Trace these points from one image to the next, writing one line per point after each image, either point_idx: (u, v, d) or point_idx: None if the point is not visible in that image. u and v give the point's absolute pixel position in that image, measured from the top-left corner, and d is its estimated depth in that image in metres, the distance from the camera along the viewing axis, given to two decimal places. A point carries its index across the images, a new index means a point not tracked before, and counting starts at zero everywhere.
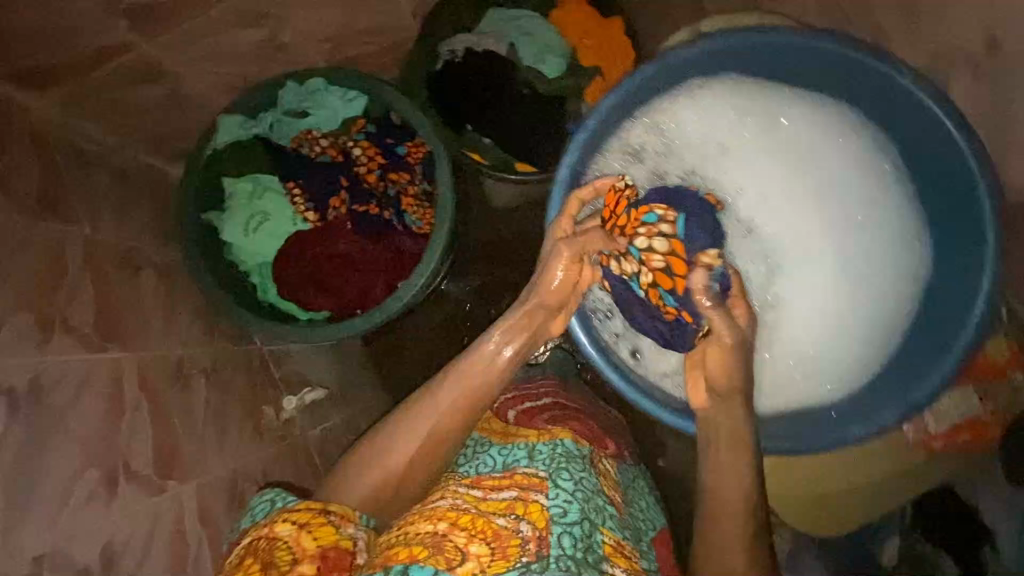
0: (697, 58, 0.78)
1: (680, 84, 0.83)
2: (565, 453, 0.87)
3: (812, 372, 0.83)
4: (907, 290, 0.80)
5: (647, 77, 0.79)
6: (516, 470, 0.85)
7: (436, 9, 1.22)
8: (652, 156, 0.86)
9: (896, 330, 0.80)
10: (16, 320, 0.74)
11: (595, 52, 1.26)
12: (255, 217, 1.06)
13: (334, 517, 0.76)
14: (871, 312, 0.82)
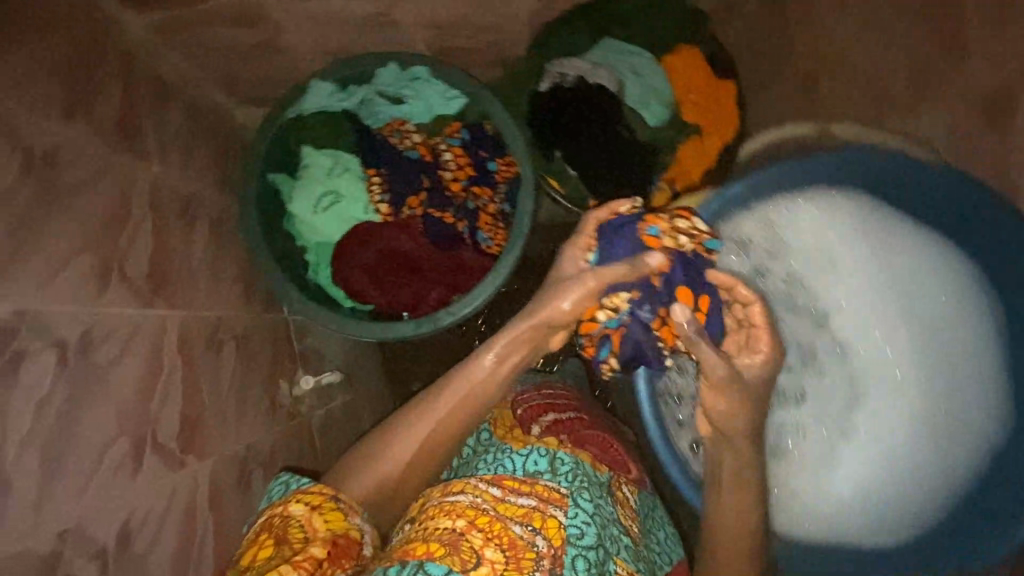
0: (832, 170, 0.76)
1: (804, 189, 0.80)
2: (586, 475, 0.86)
3: (849, 506, 0.84)
4: (968, 455, 0.79)
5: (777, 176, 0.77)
6: (538, 479, 0.83)
7: (556, 28, 1.19)
8: (756, 252, 0.84)
9: (947, 491, 0.79)
10: (78, 263, 0.68)
11: (701, 111, 1.23)
12: (327, 197, 1.03)
13: (343, 503, 0.75)
14: (923, 462, 0.82)
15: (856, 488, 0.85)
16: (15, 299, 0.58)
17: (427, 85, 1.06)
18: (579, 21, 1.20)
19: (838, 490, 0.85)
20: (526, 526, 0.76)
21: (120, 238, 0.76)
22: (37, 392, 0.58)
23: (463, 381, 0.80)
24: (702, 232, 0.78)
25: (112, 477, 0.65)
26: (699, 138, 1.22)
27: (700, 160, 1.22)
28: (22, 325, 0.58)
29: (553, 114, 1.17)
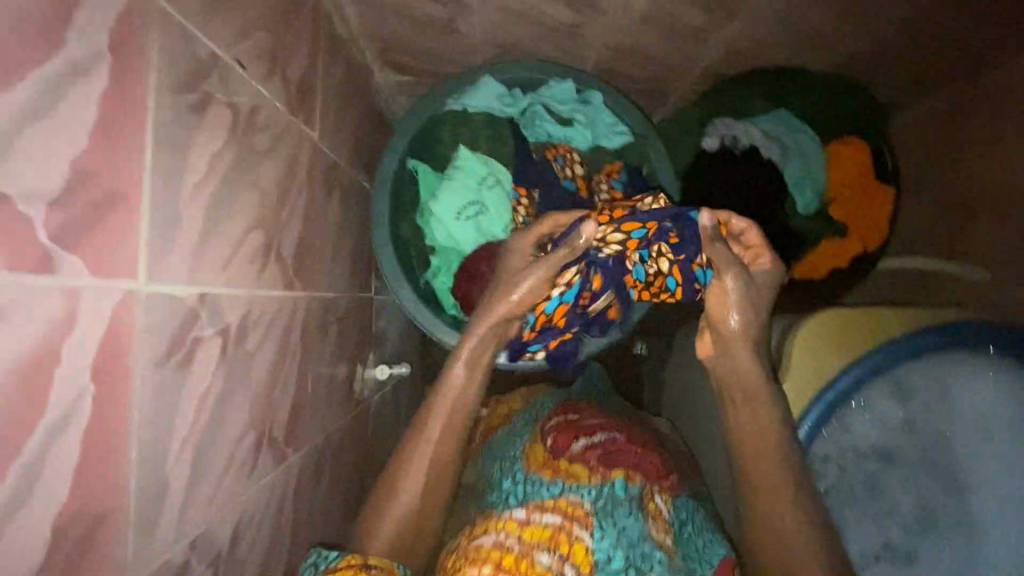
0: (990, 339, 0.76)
1: (967, 351, 0.77)
2: (611, 496, 0.80)
3: None
4: None
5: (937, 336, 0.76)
6: (561, 496, 0.79)
7: (733, 86, 1.14)
8: (917, 404, 0.78)
9: None
10: (253, 238, 0.63)
11: (851, 209, 1.17)
12: (470, 207, 0.99)
13: (374, 571, 0.67)
14: None
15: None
16: (203, 281, 0.52)
17: (597, 111, 1.01)
18: (760, 84, 1.14)
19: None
20: (552, 551, 0.72)
21: (282, 210, 0.71)
22: (201, 386, 0.53)
23: (450, 392, 0.83)
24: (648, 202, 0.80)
25: (235, 474, 0.61)
26: (839, 238, 1.17)
27: (831, 261, 1.17)
28: (202, 310, 0.52)
29: (708, 175, 1.11)
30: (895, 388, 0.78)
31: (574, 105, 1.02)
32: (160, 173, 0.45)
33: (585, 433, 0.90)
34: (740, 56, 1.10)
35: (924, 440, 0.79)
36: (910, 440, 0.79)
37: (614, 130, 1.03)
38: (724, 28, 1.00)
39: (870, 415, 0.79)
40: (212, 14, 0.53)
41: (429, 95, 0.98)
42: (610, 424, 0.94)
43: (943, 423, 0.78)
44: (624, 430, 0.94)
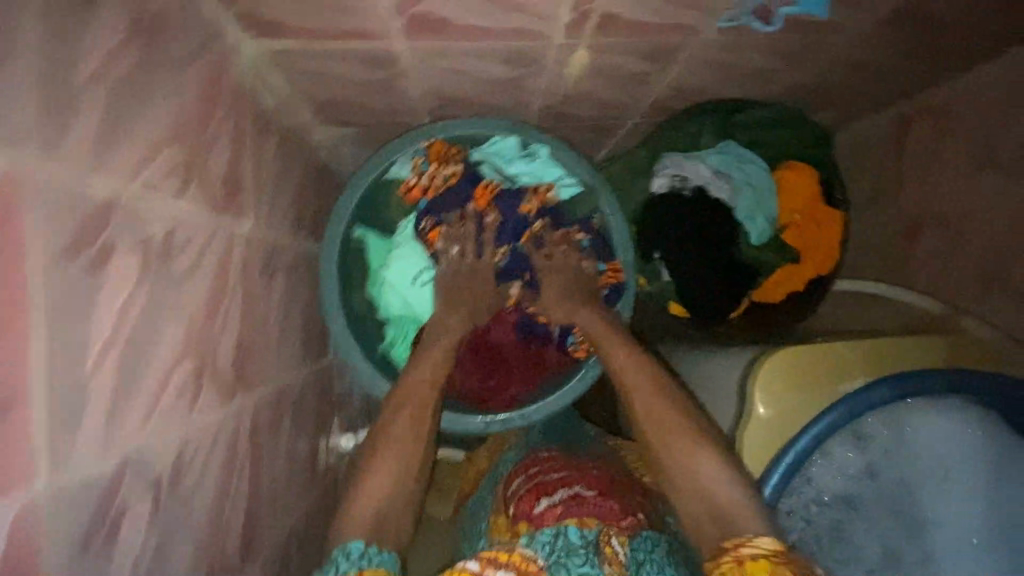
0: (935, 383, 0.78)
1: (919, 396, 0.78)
2: (564, 546, 0.78)
3: None
4: None
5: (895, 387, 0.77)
6: (516, 549, 0.78)
7: (680, 121, 1.13)
8: (875, 451, 0.80)
9: None
10: (182, 371, 0.59)
11: (802, 235, 1.18)
12: (426, 270, 1.01)
13: None
14: None
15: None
16: (124, 443, 0.49)
17: (546, 166, 1.01)
18: (708, 117, 1.13)
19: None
20: None
21: (216, 324, 0.66)
22: (130, 555, 0.50)
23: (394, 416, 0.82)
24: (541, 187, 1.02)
25: None
26: (795, 263, 1.19)
27: (789, 287, 1.19)
28: (126, 476, 0.49)
29: (660, 217, 1.12)
30: (853, 436, 0.79)
31: (522, 161, 1.00)
32: (56, 361, 0.41)
33: (544, 483, 0.92)
34: (688, 91, 1.09)
35: (890, 489, 0.79)
36: (876, 486, 0.80)
37: (564, 182, 1.02)
38: (669, 71, 0.98)
39: (835, 465, 0.80)
40: (108, 156, 0.49)
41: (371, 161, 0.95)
42: (572, 473, 0.93)
43: (906, 468, 0.79)
44: (587, 477, 0.93)
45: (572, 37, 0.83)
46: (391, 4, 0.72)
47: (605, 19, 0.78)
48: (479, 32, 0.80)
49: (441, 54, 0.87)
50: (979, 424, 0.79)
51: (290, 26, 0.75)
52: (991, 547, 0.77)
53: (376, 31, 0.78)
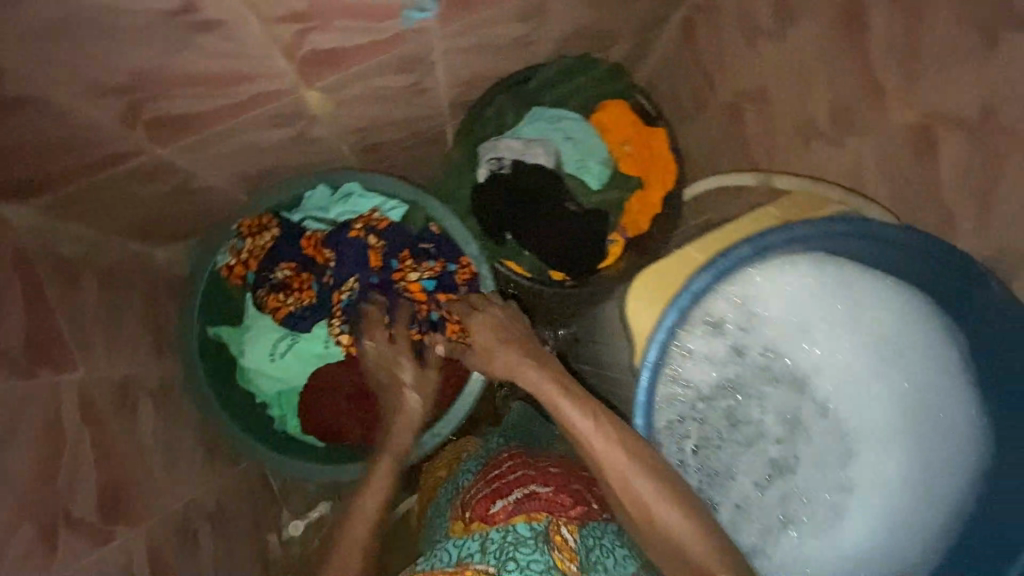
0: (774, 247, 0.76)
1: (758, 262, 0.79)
2: (513, 539, 0.85)
3: (857, 553, 0.82)
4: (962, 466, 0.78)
5: (738, 259, 0.75)
6: (469, 565, 0.84)
7: (479, 106, 1.16)
8: (731, 328, 0.82)
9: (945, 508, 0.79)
10: (16, 542, 0.61)
11: (637, 162, 1.23)
12: (283, 339, 0.93)
13: None
14: (933, 488, 0.80)
15: (865, 559, 0.81)
16: None
17: (361, 199, 1.00)
18: (505, 94, 1.17)
19: (843, 555, 0.82)
20: None
21: (55, 484, 0.68)
22: None
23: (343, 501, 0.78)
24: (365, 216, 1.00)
25: None
26: (642, 189, 1.23)
27: (649, 212, 1.22)
28: None
29: (497, 201, 1.13)
30: (708, 323, 0.81)
31: (338, 203, 0.99)
32: None
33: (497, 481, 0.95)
34: (474, 80, 1.13)
35: (757, 357, 0.83)
36: (746, 359, 0.83)
37: (388, 205, 1.02)
38: (436, 72, 1.02)
39: (700, 356, 0.82)
40: None
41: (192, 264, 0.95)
42: (524, 471, 0.96)
43: (764, 330, 0.83)
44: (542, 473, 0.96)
45: (316, 80, 0.86)
46: (117, 125, 0.75)
47: (329, 56, 0.82)
48: (223, 112, 0.83)
49: (211, 142, 0.90)
50: (819, 265, 0.81)
51: (41, 181, 0.78)
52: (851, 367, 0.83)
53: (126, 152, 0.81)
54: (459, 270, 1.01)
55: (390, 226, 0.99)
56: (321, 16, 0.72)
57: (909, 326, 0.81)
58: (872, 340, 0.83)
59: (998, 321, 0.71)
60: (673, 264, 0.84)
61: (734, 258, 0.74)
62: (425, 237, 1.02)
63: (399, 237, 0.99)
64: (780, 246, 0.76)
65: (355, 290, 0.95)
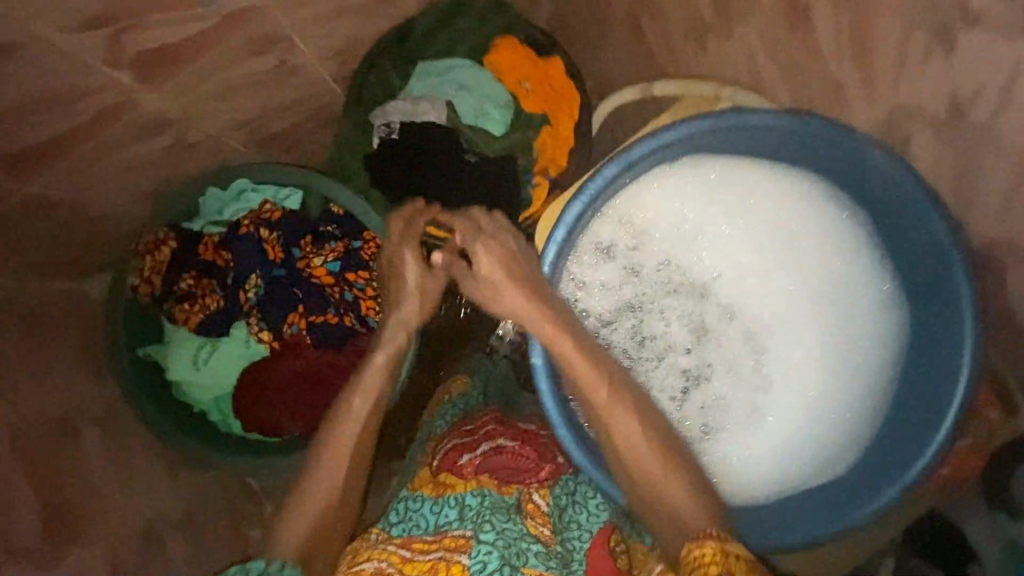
0: (643, 158, 0.74)
1: (632, 178, 0.76)
2: (489, 503, 0.77)
3: (790, 448, 0.79)
4: (877, 334, 0.77)
5: (608, 180, 0.73)
6: (448, 533, 0.75)
7: (360, 75, 1.11)
8: (622, 251, 0.80)
9: (871, 380, 0.78)
10: None
11: (538, 97, 1.17)
12: (204, 346, 0.96)
13: None
14: (855, 364, 0.78)
15: (800, 450, 0.79)
16: None
17: (255, 192, 1.00)
18: (385, 56, 1.12)
19: (778, 454, 0.79)
20: None
21: None
22: None
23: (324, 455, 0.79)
24: (259, 210, 0.99)
25: None
26: (550, 126, 1.17)
27: (562, 147, 1.17)
28: None
29: (397, 171, 1.11)
30: (596, 250, 0.80)
31: (231, 205, 0.99)
32: None
33: (469, 439, 0.88)
34: (352, 49, 1.09)
35: (655, 274, 0.81)
36: (643, 279, 0.81)
37: (284, 195, 1.01)
38: (300, 48, 0.99)
39: (595, 285, 0.80)
40: None
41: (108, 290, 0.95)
42: (498, 426, 0.92)
43: (657, 245, 0.81)
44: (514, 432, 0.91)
45: (160, 83, 0.85)
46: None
47: (161, 56, 0.81)
48: (92, 128, 0.84)
49: (86, 164, 0.90)
50: (698, 168, 0.78)
51: None
52: (755, 264, 0.80)
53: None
54: (365, 246, 1.00)
55: (287, 216, 1.00)
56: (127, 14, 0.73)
57: (805, 210, 0.78)
58: (772, 233, 0.79)
59: (885, 185, 0.70)
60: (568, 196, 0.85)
61: (602, 177, 0.72)
62: (325, 218, 1.02)
63: (295, 222, 0.99)
64: (649, 156, 0.74)
65: (261, 288, 0.97)
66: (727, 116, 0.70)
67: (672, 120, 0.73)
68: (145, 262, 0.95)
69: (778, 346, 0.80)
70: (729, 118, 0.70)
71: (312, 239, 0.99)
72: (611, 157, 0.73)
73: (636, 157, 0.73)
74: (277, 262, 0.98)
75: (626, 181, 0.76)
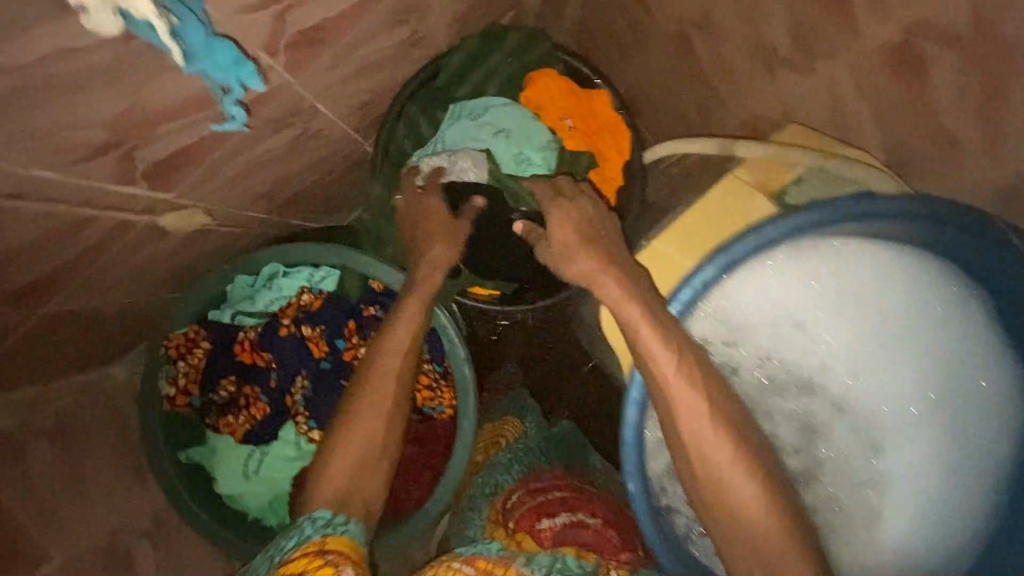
0: (747, 254, 0.66)
1: (732, 274, 0.69)
2: (565, 565, 0.73)
3: (907, 546, 0.73)
4: (1007, 425, 0.68)
5: (707, 282, 0.67)
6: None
7: (386, 128, 0.99)
8: (719, 347, 0.74)
9: (997, 476, 0.69)
10: None
11: (583, 135, 1.04)
12: (253, 455, 0.89)
13: (333, 555, 0.58)
14: (982, 457, 0.70)
15: (918, 549, 0.73)
16: None
17: (288, 277, 0.90)
18: (412, 104, 0.99)
19: (894, 553, 0.73)
20: None
21: None
22: None
23: (368, 409, 0.74)
24: (296, 299, 0.91)
25: None
26: (596, 167, 1.05)
27: (611, 189, 1.05)
28: None
29: None
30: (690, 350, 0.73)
31: (263, 294, 0.89)
32: None
33: (545, 501, 0.91)
34: (373, 98, 0.95)
35: (754, 369, 0.76)
36: (743, 378, 0.75)
37: (319, 276, 0.92)
38: (323, 112, 0.86)
39: None
40: None
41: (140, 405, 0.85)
42: (575, 496, 0.95)
43: (756, 338, 0.74)
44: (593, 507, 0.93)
45: (174, 186, 0.72)
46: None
47: (174, 162, 0.68)
48: (101, 247, 0.73)
49: (99, 277, 0.78)
50: (801, 256, 0.70)
51: None
52: (865, 350, 0.74)
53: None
54: None
55: (325, 302, 0.92)
56: (136, 135, 0.59)
57: (925, 291, 0.70)
58: (885, 318, 0.72)
59: None
60: (653, 270, 0.84)
61: (701, 279, 0.66)
62: (366, 301, 0.93)
63: (337, 311, 0.92)
64: (754, 252, 0.66)
65: (307, 388, 0.89)
66: (837, 206, 0.64)
67: (777, 211, 0.66)
68: (179, 369, 0.89)
69: (891, 434, 0.74)
70: (840, 206, 0.64)
71: (357, 327, 0.92)
72: (713, 256, 0.65)
73: (739, 255, 0.66)
74: (322, 357, 0.91)
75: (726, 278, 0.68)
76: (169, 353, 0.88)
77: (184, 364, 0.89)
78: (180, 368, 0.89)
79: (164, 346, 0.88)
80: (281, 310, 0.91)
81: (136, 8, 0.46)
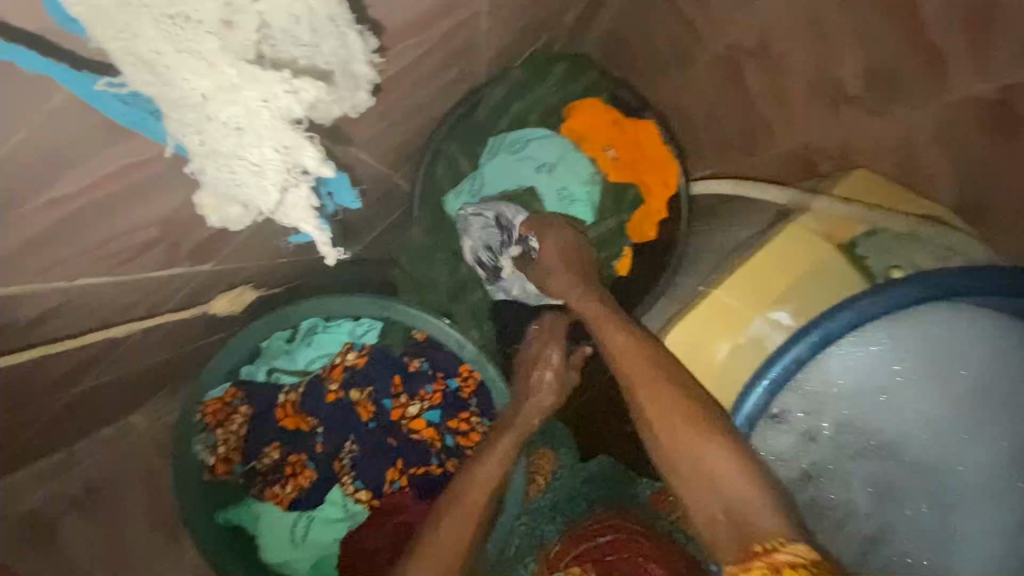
0: (840, 328, 0.64)
1: (823, 347, 0.65)
2: None
3: None
4: None
5: (799, 357, 0.64)
6: None
7: (423, 169, 0.93)
8: (797, 419, 0.70)
9: None
10: None
11: (626, 165, 0.97)
12: (299, 521, 0.85)
13: None
14: None
15: None
16: None
17: (328, 332, 0.85)
18: (450, 141, 0.93)
19: None
20: None
21: None
22: None
23: (465, 493, 0.72)
24: (340, 357, 0.88)
25: None
26: (641, 203, 0.97)
27: (651, 223, 0.97)
28: None
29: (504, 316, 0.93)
30: (768, 421, 0.69)
31: (302, 351, 0.86)
32: None
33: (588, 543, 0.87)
34: (411, 138, 0.88)
35: (831, 438, 0.71)
36: (820, 449, 0.71)
37: (361, 330, 0.87)
38: (365, 158, 0.79)
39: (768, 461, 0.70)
40: None
41: (177, 479, 0.80)
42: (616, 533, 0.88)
43: (836, 408, 0.70)
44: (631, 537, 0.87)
45: (215, 256, 0.65)
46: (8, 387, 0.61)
47: (215, 238, 0.61)
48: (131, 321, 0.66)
49: (130, 346, 0.72)
50: (892, 326, 0.66)
51: None
52: (955, 424, 0.69)
53: (14, 403, 0.66)
54: (462, 384, 0.88)
55: (369, 358, 0.88)
56: (183, 216, 0.52)
57: (1010, 362, 0.67)
58: (975, 392, 0.68)
59: None
60: (704, 316, 0.76)
61: (792, 355, 0.64)
62: (411, 355, 0.89)
63: (381, 368, 0.88)
64: (846, 326, 0.64)
65: (355, 452, 0.87)
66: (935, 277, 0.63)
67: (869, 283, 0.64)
68: (219, 436, 0.84)
69: (977, 511, 0.68)
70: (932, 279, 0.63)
71: (404, 385, 0.88)
72: (806, 329, 0.63)
73: (832, 329, 0.63)
74: (368, 418, 0.88)
75: (817, 350, 0.65)
76: (207, 421, 0.84)
77: (224, 431, 0.84)
78: (221, 436, 0.84)
79: (201, 412, 0.83)
80: (323, 368, 0.87)
81: (293, 224, 0.45)
